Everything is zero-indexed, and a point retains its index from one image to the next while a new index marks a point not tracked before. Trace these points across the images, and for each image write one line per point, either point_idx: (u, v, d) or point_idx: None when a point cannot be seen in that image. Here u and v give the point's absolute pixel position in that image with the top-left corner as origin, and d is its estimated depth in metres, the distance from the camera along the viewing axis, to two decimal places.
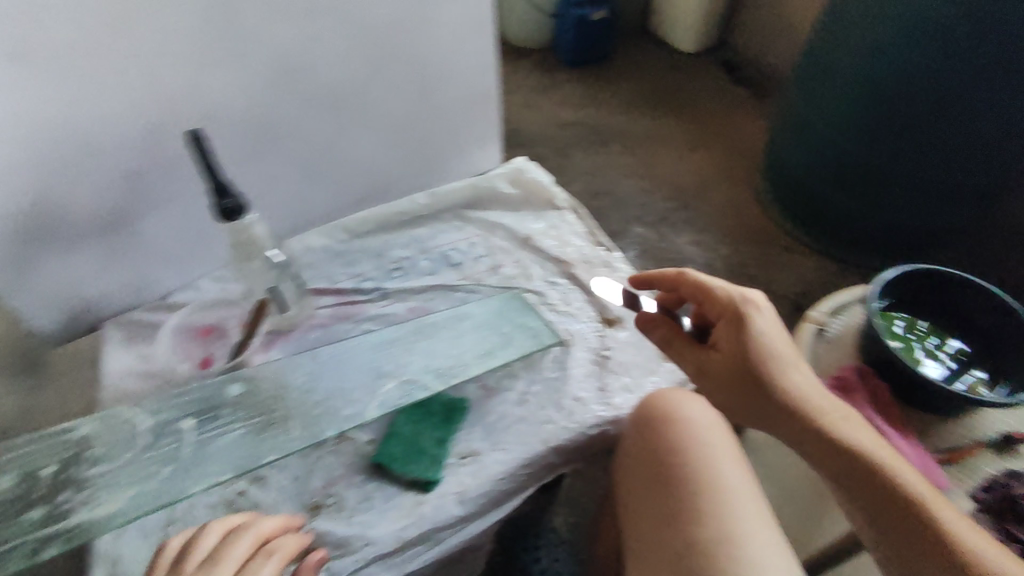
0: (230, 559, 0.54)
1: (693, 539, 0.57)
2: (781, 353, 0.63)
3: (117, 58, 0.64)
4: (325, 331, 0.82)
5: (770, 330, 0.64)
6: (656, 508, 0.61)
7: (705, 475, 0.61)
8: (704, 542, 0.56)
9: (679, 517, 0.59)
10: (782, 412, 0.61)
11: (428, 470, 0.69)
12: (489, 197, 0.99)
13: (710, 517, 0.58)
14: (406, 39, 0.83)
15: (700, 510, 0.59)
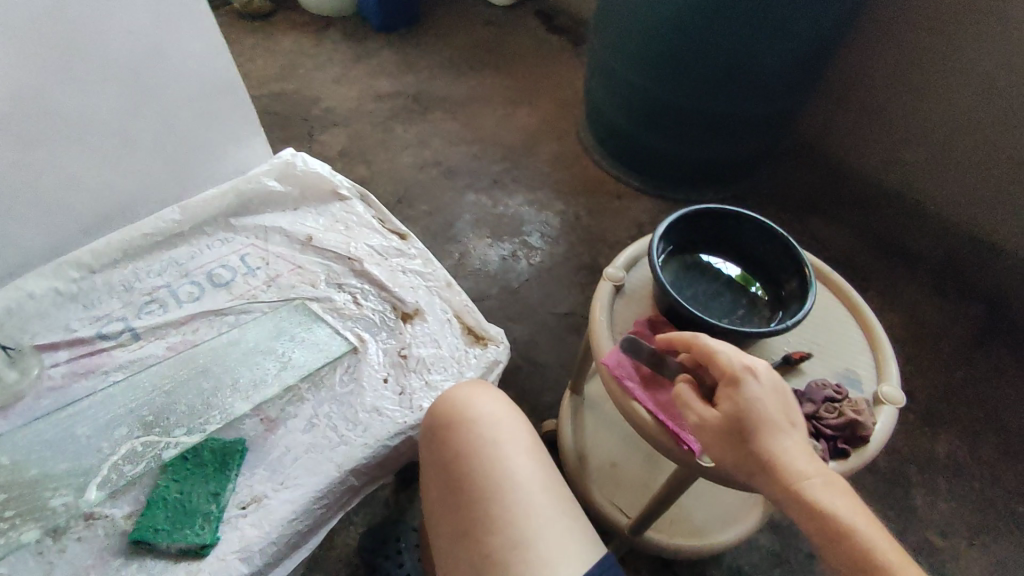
0: None
1: (490, 549, 0.53)
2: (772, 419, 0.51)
3: None
4: (58, 395, 0.69)
5: (767, 395, 0.52)
6: (452, 521, 0.57)
7: (496, 475, 0.56)
8: (499, 550, 0.53)
9: (473, 527, 0.55)
10: (766, 479, 0.50)
11: (202, 532, 0.60)
12: (258, 200, 0.87)
13: (501, 522, 0.54)
14: (93, 32, 0.67)
15: (491, 515, 0.54)
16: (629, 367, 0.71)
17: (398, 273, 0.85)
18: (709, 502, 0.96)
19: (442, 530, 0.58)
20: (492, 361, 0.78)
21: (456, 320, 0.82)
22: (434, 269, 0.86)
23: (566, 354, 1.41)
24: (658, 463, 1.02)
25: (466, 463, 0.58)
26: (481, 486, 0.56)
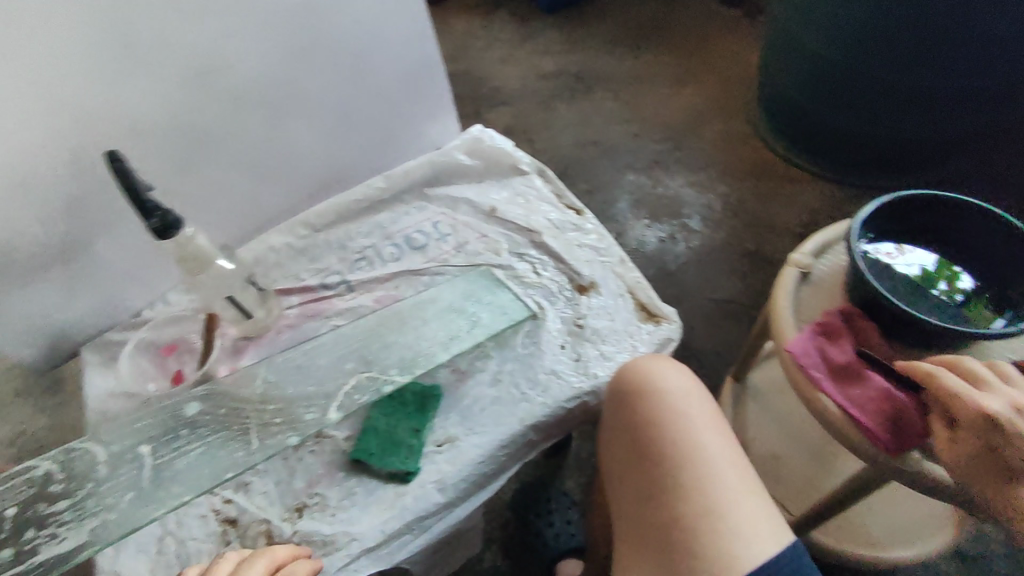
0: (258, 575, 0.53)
1: (680, 511, 0.56)
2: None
3: (20, 85, 0.62)
4: (294, 331, 0.82)
5: None
6: (639, 483, 0.60)
7: (688, 444, 0.59)
8: (690, 513, 0.55)
9: (664, 490, 0.58)
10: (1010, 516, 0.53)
11: (407, 461, 0.69)
12: (449, 172, 0.95)
13: (691, 490, 0.56)
14: (325, 20, 0.78)
15: (680, 479, 0.57)
16: (817, 357, 0.69)
17: (574, 247, 0.89)
18: (888, 512, 0.89)
19: (629, 492, 0.61)
20: (663, 339, 0.79)
21: (630, 296, 0.84)
22: (608, 245, 0.89)
23: (723, 343, 1.36)
24: (831, 465, 0.96)
25: (656, 430, 0.61)
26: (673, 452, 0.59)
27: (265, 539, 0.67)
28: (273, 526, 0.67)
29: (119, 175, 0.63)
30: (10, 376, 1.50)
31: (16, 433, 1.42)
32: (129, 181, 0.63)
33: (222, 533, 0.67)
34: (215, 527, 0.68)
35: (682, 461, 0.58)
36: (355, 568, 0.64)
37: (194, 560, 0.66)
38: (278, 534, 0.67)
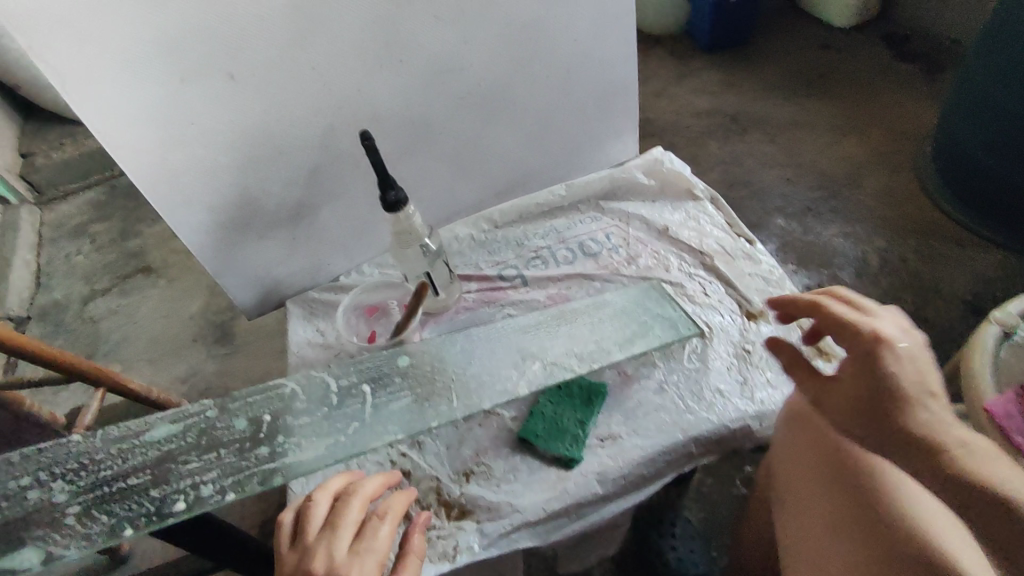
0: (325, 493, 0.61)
1: (862, 523, 0.59)
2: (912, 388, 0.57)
3: (303, 69, 0.74)
4: (470, 314, 0.88)
5: (906, 365, 0.58)
6: (814, 491, 0.64)
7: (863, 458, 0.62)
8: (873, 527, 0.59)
9: (843, 502, 0.61)
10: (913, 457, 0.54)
11: (571, 448, 0.72)
12: (626, 188, 1.00)
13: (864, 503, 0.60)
14: (547, 38, 0.86)
15: (859, 496, 0.61)
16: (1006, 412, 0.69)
17: (745, 274, 0.89)
18: None
19: (799, 497, 0.66)
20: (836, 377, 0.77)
21: (800, 330, 0.83)
22: (780, 277, 0.89)
23: None
24: None
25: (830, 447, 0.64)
26: (849, 470, 0.62)
27: (436, 494, 0.72)
28: (443, 484, 0.72)
29: (366, 153, 0.71)
30: (190, 325, 1.73)
31: (189, 372, 1.62)
32: (378, 161, 0.71)
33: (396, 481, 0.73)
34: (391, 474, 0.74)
35: (858, 480, 0.61)
36: (516, 538, 0.68)
37: None
38: (448, 492, 0.71)
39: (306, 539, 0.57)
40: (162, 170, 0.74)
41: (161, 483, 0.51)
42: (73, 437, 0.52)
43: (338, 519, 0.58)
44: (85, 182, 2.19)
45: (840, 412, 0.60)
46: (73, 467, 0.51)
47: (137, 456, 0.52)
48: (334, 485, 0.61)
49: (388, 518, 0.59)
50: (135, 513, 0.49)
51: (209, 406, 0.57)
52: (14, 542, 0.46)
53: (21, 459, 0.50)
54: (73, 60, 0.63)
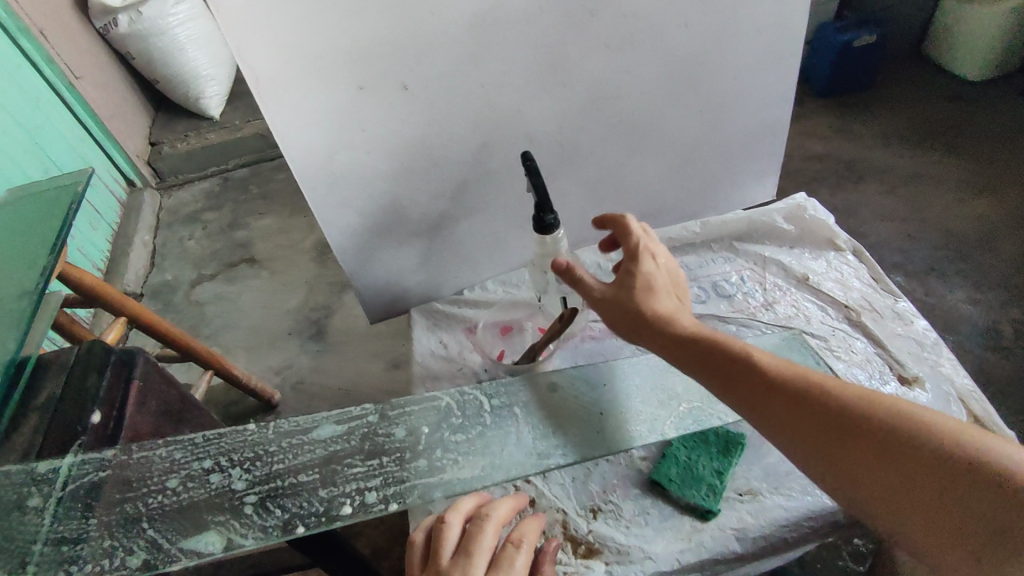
0: (457, 512, 0.55)
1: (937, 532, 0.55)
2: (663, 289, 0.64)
3: (472, 87, 0.76)
4: (597, 343, 0.87)
5: (653, 267, 0.65)
6: None
7: None
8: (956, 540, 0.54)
9: None
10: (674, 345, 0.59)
11: (708, 498, 0.68)
12: (764, 232, 0.97)
13: None
14: (707, 72, 0.85)
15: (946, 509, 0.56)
16: None
17: (895, 335, 0.84)
18: None
19: None
20: None
21: (961, 403, 0.76)
22: (935, 343, 0.83)
23: None
24: None
25: None
26: None
27: (561, 527, 0.70)
28: (569, 519, 0.70)
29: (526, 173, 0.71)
30: (287, 319, 1.79)
31: (284, 364, 1.67)
32: (538, 180, 0.71)
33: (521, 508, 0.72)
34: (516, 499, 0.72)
35: None
36: None
37: None
38: (575, 527, 0.69)
39: (439, 562, 0.52)
40: (324, 170, 0.77)
41: (331, 483, 0.51)
42: (250, 425, 0.53)
43: (471, 546, 0.52)
44: (201, 173, 2.33)
45: (611, 312, 0.64)
46: (250, 456, 0.51)
47: (306, 451, 0.53)
48: (467, 505, 0.55)
49: (524, 548, 0.53)
50: (308, 510, 0.49)
51: (370, 409, 0.57)
52: (198, 524, 0.47)
53: (204, 441, 0.52)
54: (272, 64, 0.66)
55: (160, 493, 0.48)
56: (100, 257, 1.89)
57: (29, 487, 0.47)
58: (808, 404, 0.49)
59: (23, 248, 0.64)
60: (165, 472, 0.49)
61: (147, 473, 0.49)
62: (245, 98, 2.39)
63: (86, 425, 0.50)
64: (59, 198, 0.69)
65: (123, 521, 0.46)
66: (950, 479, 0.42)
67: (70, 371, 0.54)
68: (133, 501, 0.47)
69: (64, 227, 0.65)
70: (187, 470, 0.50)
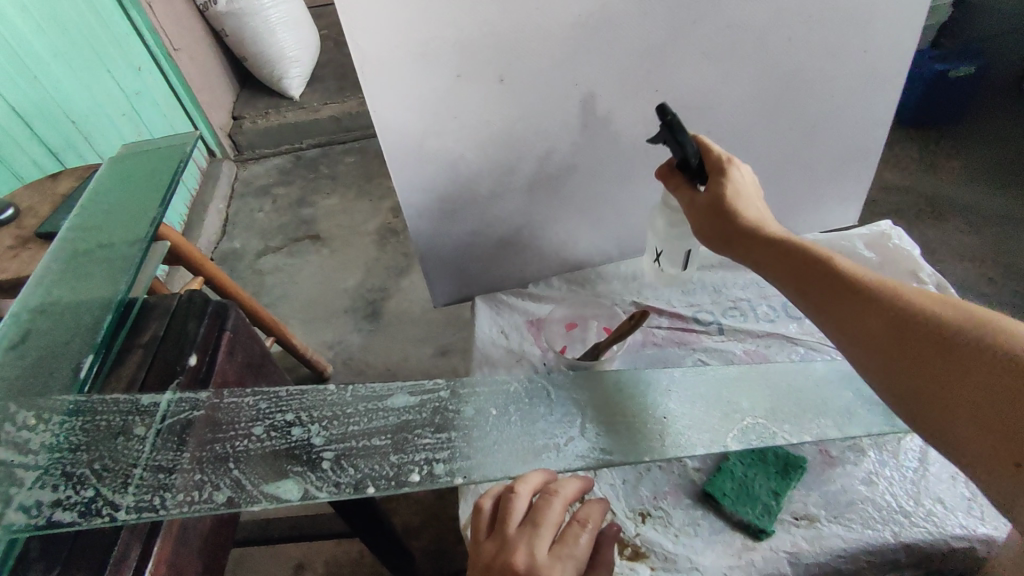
0: (525, 482, 0.52)
1: None
2: (752, 195, 0.66)
3: (566, 84, 0.78)
4: (658, 349, 0.87)
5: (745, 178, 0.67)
6: None
7: None
8: None
9: None
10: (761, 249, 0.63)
11: (762, 518, 0.67)
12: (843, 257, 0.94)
13: None
14: (801, 88, 0.84)
15: None
16: None
17: None
18: None
19: None
20: None
21: None
22: None
23: None
24: None
25: None
26: None
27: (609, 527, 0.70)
28: (617, 520, 0.70)
29: (663, 127, 0.62)
30: (344, 296, 1.84)
31: (337, 339, 1.73)
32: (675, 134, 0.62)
33: None
34: None
35: None
36: None
37: None
38: (622, 529, 0.69)
39: (505, 531, 0.51)
40: (413, 153, 0.80)
41: (402, 450, 0.53)
42: (330, 387, 0.56)
43: (540, 521, 0.50)
44: (276, 149, 2.42)
45: (700, 220, 0.68)
46: (330, 415, 0.54)
47: (380, 416, 0.55)
48: (536, 477, 0.53)
49: (589, 526, 0.51)
50: (379, 473, 0.51)
51: (442, 386, 0.59)
52: (279, 472, 0.49)
53: (288, 397, 0.54)
54: (383, 46, 0.69)
55: (247, 436, 0.51)
56: (178, 220, 1.99)
57: (134, 418, 0.50)
58: (876, 303, 0.53)
59: (135, 199, 0.69)
60: (252, 420, 0.52)
61: (236, 418, 0.52)
62: (324, 82, 2.48)
63: (184, 366, 0.54)
64: (168, 156, 0.74)
65: (213, 458, 0.49)
66: (1006, 379, 0.44)
67: (172, 314, 0.58)
68: (223, 442, 0.50)
69: (174, 183, 0.70)
70: (273, 420, 0.52)
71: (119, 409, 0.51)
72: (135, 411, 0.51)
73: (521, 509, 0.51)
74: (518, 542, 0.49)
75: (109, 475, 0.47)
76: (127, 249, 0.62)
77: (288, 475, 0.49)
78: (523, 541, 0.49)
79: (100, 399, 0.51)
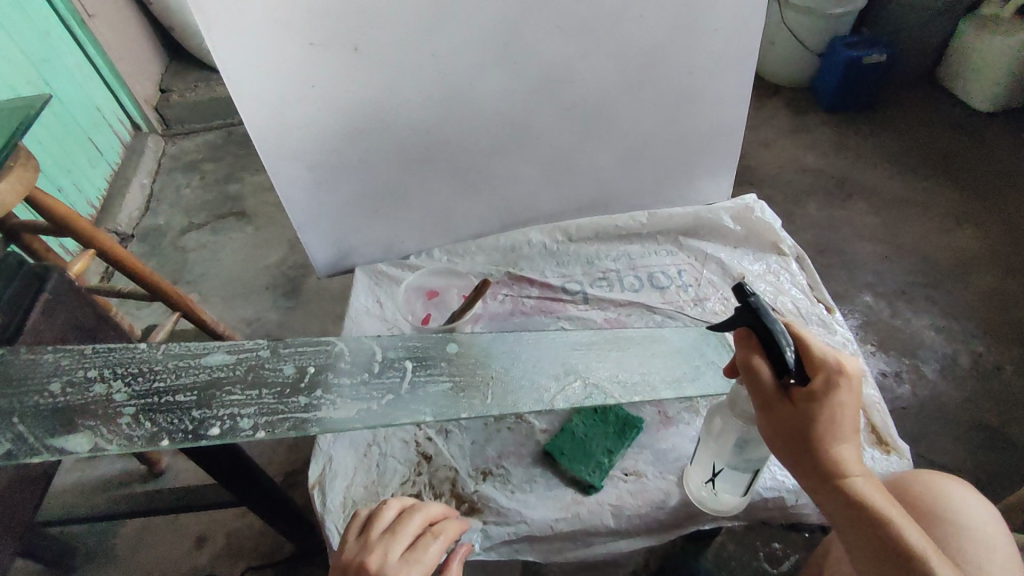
0: (395, 501, 0.58)
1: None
2: (842, 426, 0.52)
3: (423, 55, 0.78)
4: (525, 318, 0.91)
5: (850, 400, 0.52)
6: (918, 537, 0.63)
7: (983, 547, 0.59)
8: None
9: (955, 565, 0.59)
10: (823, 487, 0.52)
11: (592, 474, 0.71)
12: (710, 229, 0.98)
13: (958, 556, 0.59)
14: (660, 67, 0.86)
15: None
16: None
17: None
18: None
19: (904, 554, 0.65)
20: (890, 471, 0.75)
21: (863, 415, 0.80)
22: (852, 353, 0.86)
23: None
24: None
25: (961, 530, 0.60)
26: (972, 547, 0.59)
27: (450, 485, 0.72)
28: (459, 477, 0.73)
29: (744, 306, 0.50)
30: (265, 274, 1.82)
31: (255, 317, 1.71)
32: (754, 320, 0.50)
33: (415, 463, 0.74)
34: (412, 454, 0.75)
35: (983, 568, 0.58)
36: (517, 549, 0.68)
37: (388, 475, 0.73)
38: (462, 486, 0.72)
39: (367, 535, 0.55)
40: (274, 123, 0.80)
41: (204, 406, 0.54)
42: (143, 344, 0.57)
43: (402, 528, 0.55)
44: (206, 124, 2.36)
45: (774, 428, 0.53)
46: (137, 373, 0.55)
47: (187, 374, 0.56)
48: (406, 497, 0.60)
49: (441, 537, 0.56)
50: (173, 428, 0.52)
51: (264, 345, 0.60)
52: (69, 426, 0.51)
53: (96, 355, 0.56)
54: (227, 12, 0.69)
55: (40, 393, 0.52)
56: (96, 195, 1.92)
57: None
58: None
59: None
60: (48, 377, 0.53)
61: (33, 374, 0.53)
62: None
63: None
64: (9, 114, 0.74)
65: (2, 413, 0.51)
66: None
67: None
68: (14, 398, 0.52)
69: (8, 144, 0.70)
70: (73, 376, 0.54)
71: None
72: None
73: (386, 519, 0.57)
74: (376, 544, 0.54)
75: None
76: None
77: (76, 428, 0.51)
78: (382, 550, 0.53)
79: None
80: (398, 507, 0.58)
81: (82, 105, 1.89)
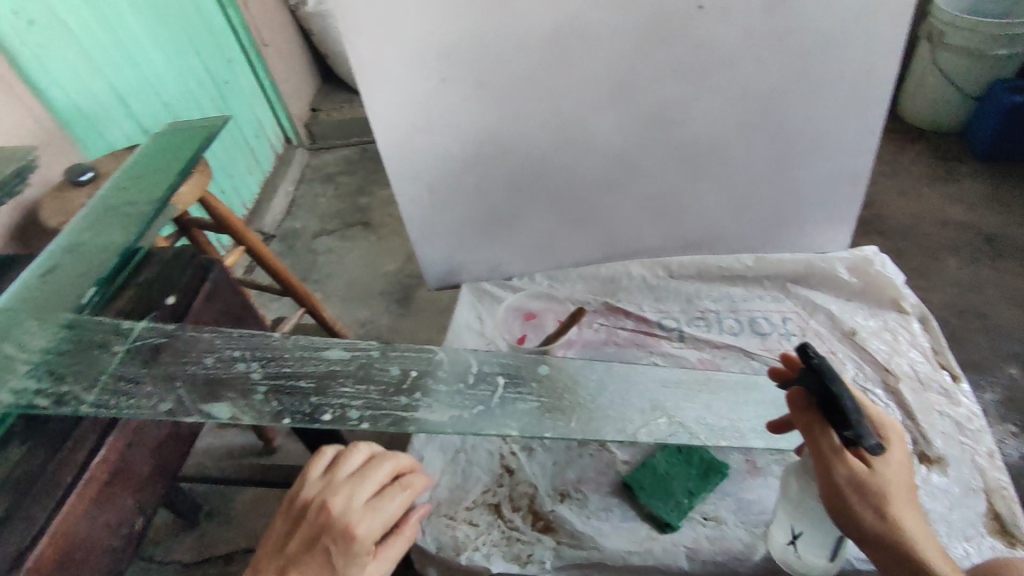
0: (363, 451, 0.61)
1: None
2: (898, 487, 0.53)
3: (542, 91, 0.84)
4: (619, 349, 0.92)
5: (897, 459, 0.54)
6: None
7: None
8: None
9: None
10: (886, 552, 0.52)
11: (670, 512, 0.70)
12: (821, 279, 0.94)
13: None
14: (777, 110, 0.85)
15: None
16: None
17: (934, 411, 0.80)
18: None
19: None
20: None
21: (984, 497, 0.72)
22: (979, 428, 0.78)
23: None
24: None
25: None
26: None
27: (528, 501, 0.75)
28: (537, 495, 0.76)
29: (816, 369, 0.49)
30: (381, 280, 1.97)
31: (369, 319, 1.86)
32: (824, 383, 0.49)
33: (497, 474, 0.78)
34: (495, 466, 0.79)
35: None
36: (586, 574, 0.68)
37: (470, 482, 0.78)
38: (540, 503, 0.75)
39: (332, 476, 0.59)
40: (404, 147, 0.89)
41: (322, 393, 0.62)
42: (277, 335, 0.66)
43: (367, 475, 0.59)
44: (345, 140, 2.61)
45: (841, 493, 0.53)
46: (271, 358, 0.64)
47: (310, 364, 0.64)
48: (373, 446, 0.63)
49: (407, 489, 0.58)
50: (295, 409, 0.60)
51: (376, 347, 0.67)
52: (215, 395, 0.60)
53: (240, 339, 0.65)
54: (374, 50, 0.78)
55: (196, 364, 0.62)
56: (249, 198, 2.18)
57: (113, 334, 0.62)
58: None
59: (162, 167, 0.82)
60: (203, 352, 0.63)
61: (192, 348, 0.63)
62: None
63: (162, 304, 0.66)
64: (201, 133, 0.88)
65: (165, 376, 0.60)
66: None
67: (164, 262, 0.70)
68: (175, 365, 0.61)
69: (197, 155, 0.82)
70: (222, 354, 0.63)
71: (98, 328, 0.63)
72: (113, 328, 0.63)
73: (351, 466, 0.60)
74: (338, 487, 0.58)
75: (84, 373, 0.59)
76: (138, 215, 0.72)
77: (221, 399, 0.60)
78: (345, 493, 0.57)
79: (88, 317, 0.64)
80: (364, 457, 0.61)
81: (248, 119, 2.17)
